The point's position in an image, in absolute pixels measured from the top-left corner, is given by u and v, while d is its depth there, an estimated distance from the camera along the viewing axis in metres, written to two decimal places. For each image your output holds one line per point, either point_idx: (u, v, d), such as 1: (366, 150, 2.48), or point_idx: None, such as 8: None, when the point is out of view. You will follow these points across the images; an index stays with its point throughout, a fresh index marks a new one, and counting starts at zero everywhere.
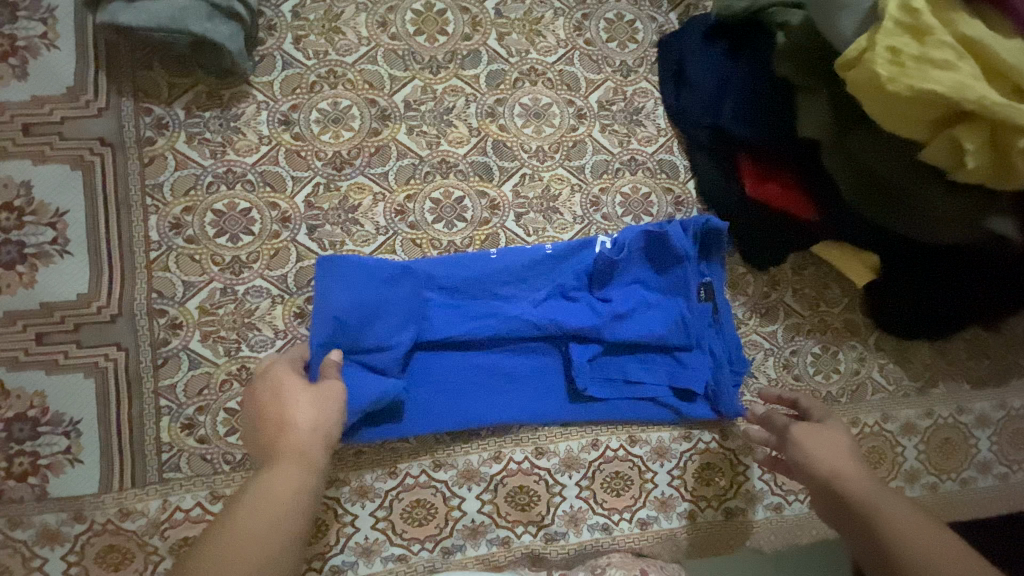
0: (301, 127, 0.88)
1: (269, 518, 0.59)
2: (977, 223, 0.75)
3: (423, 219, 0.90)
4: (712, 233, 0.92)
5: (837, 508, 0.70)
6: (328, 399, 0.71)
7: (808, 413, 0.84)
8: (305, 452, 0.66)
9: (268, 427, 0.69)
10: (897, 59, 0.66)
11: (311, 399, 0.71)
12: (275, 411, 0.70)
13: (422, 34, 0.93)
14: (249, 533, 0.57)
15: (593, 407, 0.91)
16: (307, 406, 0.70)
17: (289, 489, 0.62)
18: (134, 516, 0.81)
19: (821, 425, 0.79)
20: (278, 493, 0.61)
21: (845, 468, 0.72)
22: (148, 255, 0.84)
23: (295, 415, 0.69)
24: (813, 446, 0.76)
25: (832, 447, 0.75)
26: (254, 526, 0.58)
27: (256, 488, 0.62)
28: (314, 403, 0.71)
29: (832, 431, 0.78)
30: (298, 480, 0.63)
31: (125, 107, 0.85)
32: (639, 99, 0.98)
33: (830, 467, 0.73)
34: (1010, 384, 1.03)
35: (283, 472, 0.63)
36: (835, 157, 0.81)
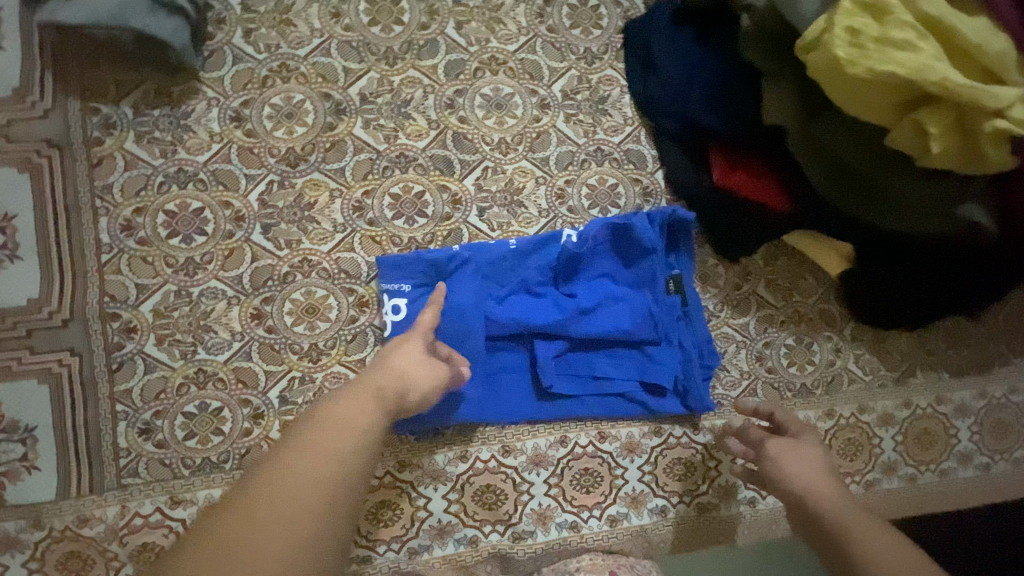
0: (254, 124, 0.85)
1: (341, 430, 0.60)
2: (945, 211, 0.73)
3: (382, 216, 0.87)
4: (679, 224, 0.91)
5: (809, 526, 0.71)
6: (426, 368, 0.72)
7: (783, 426, 0.84)
8: (386, 393, 0.67)
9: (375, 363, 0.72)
10: (855, 40, 0.63)
11: (413, 353, 0.73)
12: (387, 351, 0.73)
13: (377, 24, 0.90)
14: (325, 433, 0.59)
15: (566, 405, 0.90)
16: (410, 361, 0.72)
17: (357, 416, 0.62)
18: (93, 523, 0.80)
19: (798, 440, 0.80)
20: (351, 415, 0.62)
21: (820, 486, 0.73)
22: (99, 258, 0.82)
23: (393, 363, 0.71)
24: (790, 461, 0.77)
25: (807, 462, 0.77)
26: (330, 436, 0.59)
27: (341, 400, 0.65)
28: (416, 362, 0.72)
29: (807, 446, 0.79)
30: (370, 413, 0.63)
31: (71, 107, 0.83)
32: (605, 87, 0.95)
33: (804, 484, 0.74)
34: (992, 373, 1.01)
35: (361, 401, 0.64)
36: (798, 143, 0.77)
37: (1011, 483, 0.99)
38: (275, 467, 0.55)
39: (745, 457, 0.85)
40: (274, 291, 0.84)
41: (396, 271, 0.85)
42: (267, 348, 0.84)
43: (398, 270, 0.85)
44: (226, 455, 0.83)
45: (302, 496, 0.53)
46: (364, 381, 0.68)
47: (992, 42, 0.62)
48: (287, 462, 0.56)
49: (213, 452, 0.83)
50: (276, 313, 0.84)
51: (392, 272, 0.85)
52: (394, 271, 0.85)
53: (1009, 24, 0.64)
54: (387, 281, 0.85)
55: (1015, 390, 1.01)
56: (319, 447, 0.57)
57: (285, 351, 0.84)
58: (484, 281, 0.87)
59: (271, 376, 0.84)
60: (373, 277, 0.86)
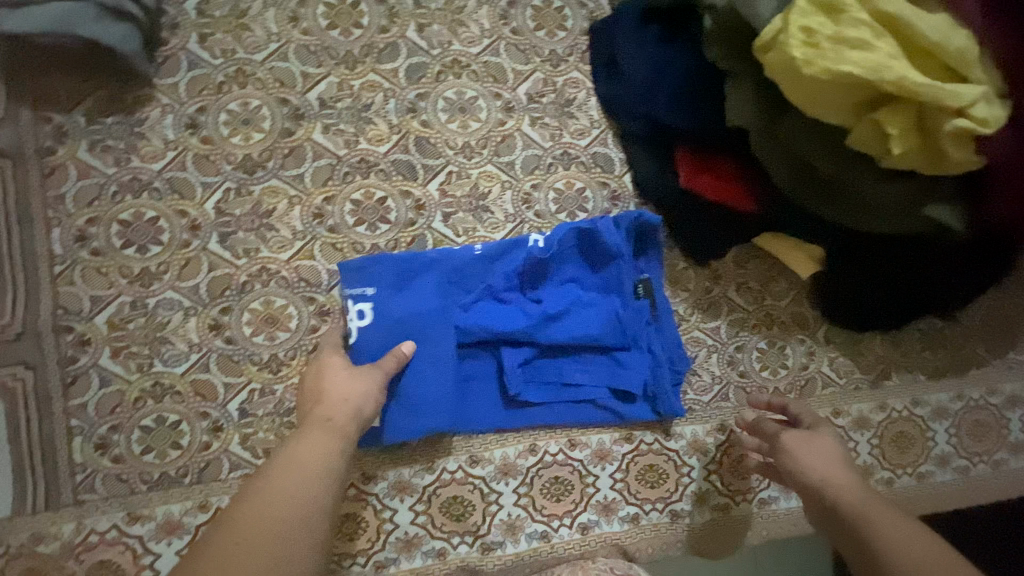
0: (210, 131, 0.84)
1: (302, 475, 0.63)
2: (913, 212, 0.72)
3: (344, 222, 0.86)
4: (647, 228, 0.90)
5: (830, 518, 0.70)
6: (365, 379, 0.75)
7: (798, 419, 0.83)
8: (338, 421, 0.70)
9: (311, 397, 0.74)
10: (810, 40, 0.62)
11: (348, 373, 0.76)
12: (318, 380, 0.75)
13: (336, 28, 0.88)
14: (284, 486, 0.62)
15: (537, 411, 0.88)
16: (345, 381, 0.75)
17: (316, 454, 0.66)
18: (48, 540, 0.77)
19: (813, 432, 0.79)
20: (310, 452, 0.66)
21: (836, 477, 0.72)
22: (52, 269, 0.80)
23: (331, 391, 0.73)
24: (805, 454, 0.76)
25: (824, 454, 0.75)
26: (291, 474, 0.63)
27: (290, 449, 0.67)
28: (351, 379, 0.75)
29: (822, 437, 0.78)
30: (327, 445, 0.67)
31: (23, 116, 0.81)
32: (571, 90, 0.94)
33: (826, 476, 0.73)
34: (969, 374, 1.00)
35: (316, 437, 0.68)
36: (763, 145, 0.76)
37: (991, 486, 0.97)
38: (230, 521, 0.58)
39: (760, 450, 0.85)
40: (232, 301, 0.83)
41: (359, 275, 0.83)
42: (226, 359, 0.82)
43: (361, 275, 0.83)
44: (185, 469, 0.81)
45: (277, 537, 0.57)
46: (314, 418, 0.70)
47: (954, 38, 0.61)
48: (250, 509, 0.59)
49: (171, 466, 0.80)
50: (235, 324, 0.83)
51: (356, 277, 0.83)
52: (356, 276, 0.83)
53: (968, 20, 0.63)
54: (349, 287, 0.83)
55: (993, 391, 1.00)
56: (283, 500, 0.61)
57: (244, 363, 0.83)
58: (454, 285, 0.85)
59: (231, 388, 0.82)
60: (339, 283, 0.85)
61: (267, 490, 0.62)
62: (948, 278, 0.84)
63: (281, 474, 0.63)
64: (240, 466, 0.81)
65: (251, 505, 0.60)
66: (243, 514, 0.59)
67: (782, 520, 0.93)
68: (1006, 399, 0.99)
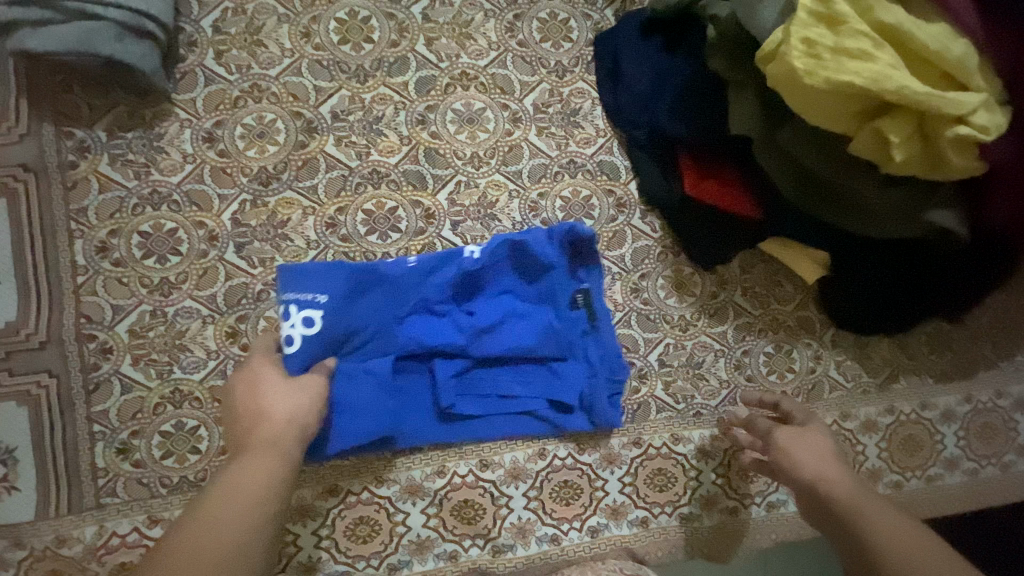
0: (226, 144, 0.87)
1: (241, 501, 0.61)
2: (918, 216, 0.72)
3: (356, 232, 0.88)
4: (582, 240, 0.91)
5: (823, 515, 0.71)
6: (302, 394, 0.73)
7: (790, 415, 0.84)
8: (281, 444, 0.67)
9: (244, 416, 0.70)
10: (812, 50, 0.64)
11: (287, 392, 0.73)
12: (251, 397, 0.72)
13: (347, 43, 0.91)
14: (219, 515, 0.59)
15: (471, 424, 0.88)
16: (282, 397, 0.72)
17: (258, 478, 0.63)
18: (72, 543, 0.79)
19: (806, 429, 0.79)
20: (248, 479, 0.63)
21: (831, 474, 0.73)
22: (75, 280, 0.83)
23: (269, 408, 0.71)
24: (799, 451, 0.76)
25: (817, 450, 0.76)
26: (225, 506, 0.60)
27: (229, 474, 0.63)
28: (289, 395, 0.73)
29: (815, 433, 0.79)
30: (268, 470, 0.64)
31: (46, 132, 0.84)
32: (577, 100, 0.96)
33: (819, 474, 0.73)
34: (977, 377, 1.00)
35: (255, 462, 0.64)
36: (766, 153, 0.77)
37: (1001, 489, 0.97)
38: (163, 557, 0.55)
39: (753, 447, 0.86)
40: (248, 309, 0.85)
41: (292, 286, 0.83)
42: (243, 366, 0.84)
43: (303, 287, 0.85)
44: (203, 473, 0.83)
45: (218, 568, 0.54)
46: (253, 441, 0.67)
47: (954, 47, 0.62)
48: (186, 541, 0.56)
49: (190, 470, 0.82)
50: (251, 331, 0.85)
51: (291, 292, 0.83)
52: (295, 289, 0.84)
53: (968, 29, 0.64)
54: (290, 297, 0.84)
55: (1002, 394, 1.00)
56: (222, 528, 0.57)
57: None
58: (389, 300, 0.85)
59: None
60: None
61: (203, 520, 0.58)
62: (957, 281, 0.84)
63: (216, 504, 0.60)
64: None
65: (185, 538, 0.56)
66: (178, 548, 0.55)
67: (790, 523, 0.94)
68: (1015, 402, 1.00)
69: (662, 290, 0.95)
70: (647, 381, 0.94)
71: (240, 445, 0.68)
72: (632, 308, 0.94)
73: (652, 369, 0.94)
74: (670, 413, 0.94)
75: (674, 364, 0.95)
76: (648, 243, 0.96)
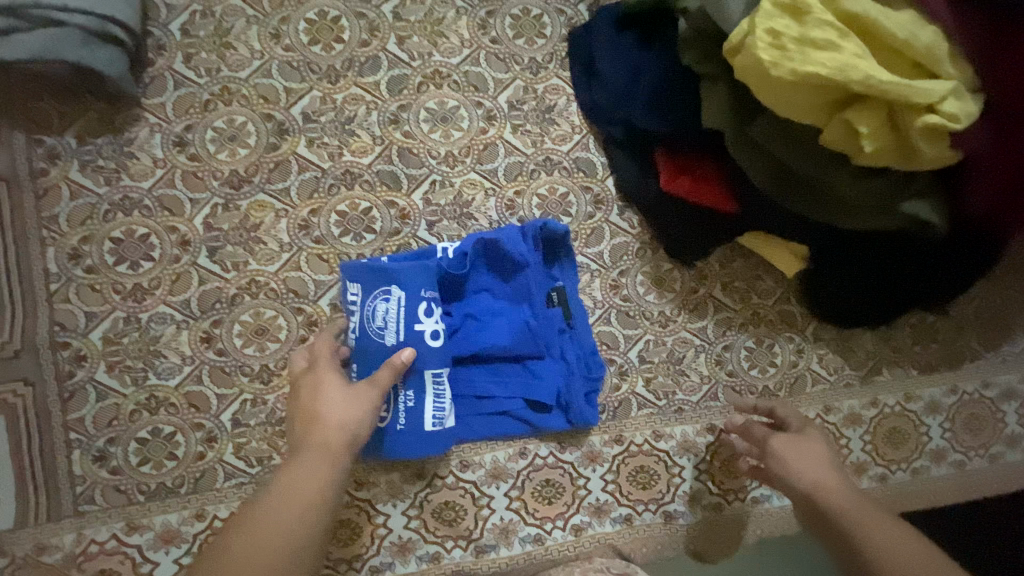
0: (197, 148, 0.86)
1: (292, 508, 0.64)
2: (892, 209, 0.72)
3: (329, 233, 0.87)
4: (553, 236, 0.91)
5: (820, 524, 0.70)
6: (357, 399, 0.73)
7: (786, 423, 0.82)
8: (334, 450, 0.69)
9: (305, 418, 0.73)
10: (778, 41, 0.63)
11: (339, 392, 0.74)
12: (311, 399, 0.74)
13: (317, 43, 0.90)
14: (273, 521, 0.63)
15: (441, 434, 0.82)
16: (338, 401, 0.73)
17: (309, 482, 0.66)
18: (51, 550, 0.78)
19: (802, 436, 0.78)
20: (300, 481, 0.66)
21: (828, 482, 0.72)
22: (48, 288, 0.82)
23: (327, 411, 0.72)
24: (794, 458, 0.75)
25: (813, 457, 0.75)
26: (281, 508, 0.64)
27: (284, 477, 0.67)
28: (345, 400, 0.73)
29: (812, 442, 0.77)
30: (319, 475, 0.66)
31: (17, 140, 0.83)
32: (551, 96, 0.95)
33: (820, 487, 0.72)
34: (963, 367, 0.99)
35: (307, 469, 0.67)
36: (740, 147, 0.76)
37: (989, 480, 0.96)
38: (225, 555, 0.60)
39: (749, 454, 0.83)
40: (222, 314, 0.85)
41: (391, 274, 0.80)
42: (218, 371, 0.84)
43: (361, 279, 0.81)
44: (181, 479, 0.82)
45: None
46: (310, 443, 0.70)
47: (921, 35, 0.61)
48: (244, 543, 0.61)
49: (167, 477, 0.82)
50: (225, 336, 0.84)
51: (354, 281, 0.81)
52: (371, 278, 0.80)
53: (938, 16, 0.63)
54: (383, 286, 0.80)
55: (988, 384, 0.99)
56: (270, 533, 0.62)
57: (236, 374, 0.84)
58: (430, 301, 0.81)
59: (223, 399, 0.84)
60: (307, 296, 0.86)
61: (260, 524, 0.62)
62: (933, 272, 0.83)
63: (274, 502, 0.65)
64: (235, 475, 0.83)
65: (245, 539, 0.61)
66: (238, 548, 0.60)
67: (775, 519, 0.93)
68: (1001, 392, 0.99)
69: (641, 287, 0.95)
70: (627, 378, 0.93)
71: (298, 445, 0.71)
72: (610, 306, 0.94)
73: (632, 366, 0.94)
74: (652, 410, 0.94)
75: (655, 361, 0.94)
76: (626, 239, 0.95)
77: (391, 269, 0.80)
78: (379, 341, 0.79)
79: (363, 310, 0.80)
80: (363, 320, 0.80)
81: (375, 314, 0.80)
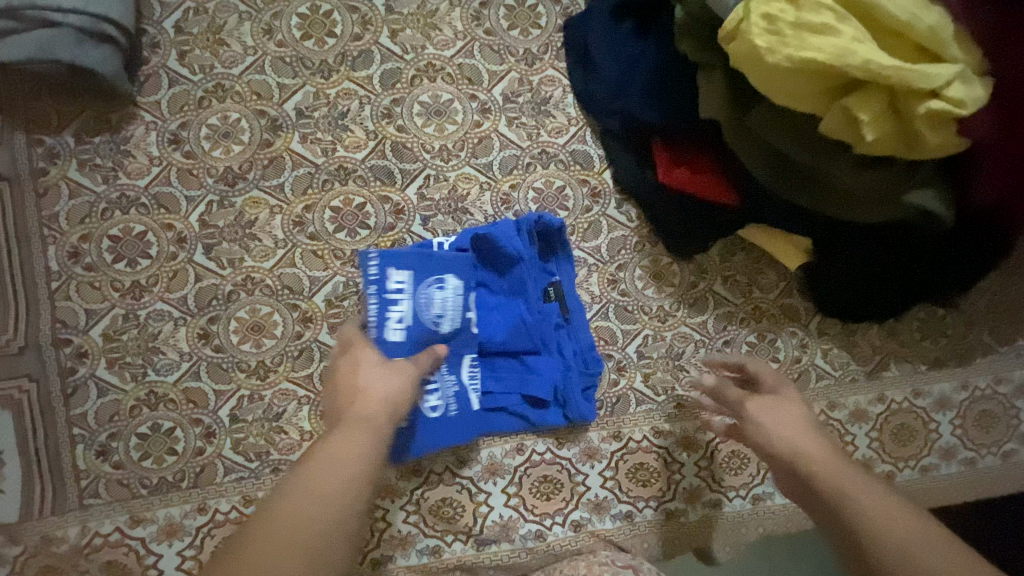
0: (192, 145, 0.87)
1: (335, 477, 0.55)
2: (896, 201, 0.69)
3: (324, 229, 0.87)
4: (549, 229, 0.89)
5: (800, 491, 0.64)
6: (397, 374, 0.69)
7: (759, 379, 0.78)
8: (377, 423, 0.62)
9: (342, 393, 0.66)
10: (772, 27, 0.61)
11: (377, 370, 0.69)
12: (348, 376, 0.68)
13: (310, 38, 0.90)
14: (313, 491, 0.53)
15: (472, 423, 0.85)
16: (379, 375, 0.68)
17: (351, 452, 0.57)
18: (57, 542, 0.80)
19: (778, 398, 0.74)
20: (342, 455, 0.56)
21: (807, 445, 0.66)
22: (49, 286, 0.84)
23: (368, 386, 0.66)
24: (770, 421, 0.71)
25: (789, 419, 0.70)
26: (317, 478, 0.54)
27: (321, 450, 0.58)
28: (386, 376, 0.68)
29: (789, 403, 0.73)
30: (364, 445, 0.58)
31: (18, 140, 0.85)
32: (547, 88, 0.94)
33: (800, 447, 0.66)
34: (975, 363, 0.96)
35: (349, 438, 0.59)
36: (736, 140, 0.74)
37: (1002, 479, 0.93)
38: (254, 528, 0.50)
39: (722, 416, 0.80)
40: (219, 311, 0.85)
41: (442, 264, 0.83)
42: (215, 367, 0.85)
43: (408, 267, 0.82)
44: (182, 474, 0.83)
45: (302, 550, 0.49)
46: (349, 416, 0.62)
47: (924, 16, 0.59)
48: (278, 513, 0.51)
49: (168, 471, 0.83)
50: (222, 332, 0.85)
51: (399, 266, 0.82)
52: (421, 268, 0.82)
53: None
54: (434, 275, 0.83)
55: (1001, 380, 0.96)
56: (310, 502, 0.52)
57: (233, 370, 0.85)
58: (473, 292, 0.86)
59: (221, 395, 0.85)
60: (303, 292, 0.86)
61: (296, 494, 0.53)
62: (941, 264, 0.80)
63: (311, 476, 0.55)
64: (234, 470, 0.84)
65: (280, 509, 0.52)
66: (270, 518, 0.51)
67: (778, 516, 0.91)
68: (1015, 388, 0.95)
69: (639, 281, 0.93)
70: (626, 374, 0.92)
71: (336, 421, 0.63)
72: (608, 300, 0.93)
73: (630, 361, 0.92)
74: (650, 406, 0.92)
75: (653, 356, 0.93)
76: (624, 233, 0.94)
77: (439, 259, 0.83)
78: (434, 329, 0.82)
79: (415, 297, 0.82)
80: (414, 307, 0.81)
81: (426, 303, 0.82)
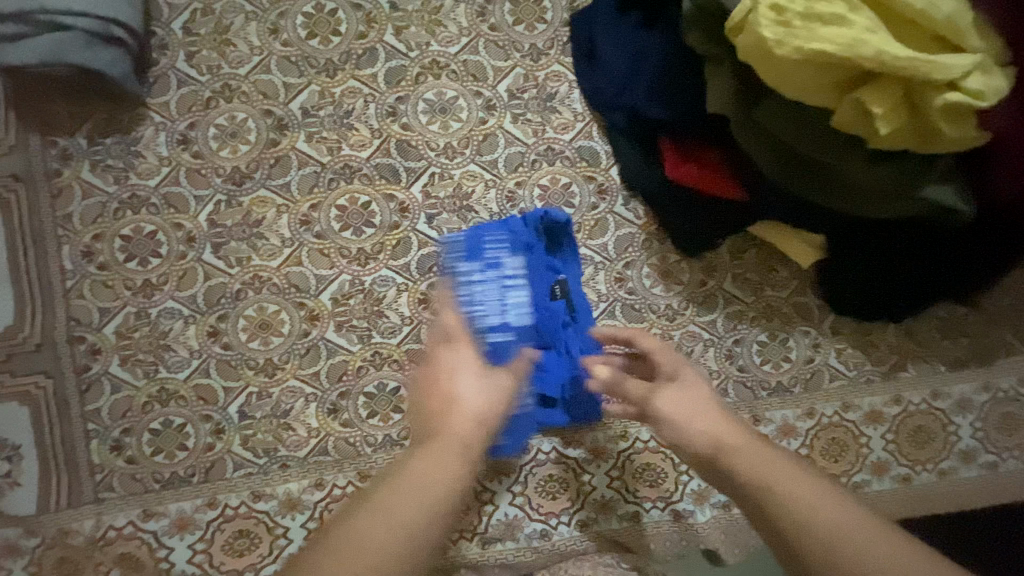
0: (199, 145, 0.88)
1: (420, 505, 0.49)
2: (913, 195, 0.66)
3: (330, 228, 0.88)
4: (555, 225, 0.88)
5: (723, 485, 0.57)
6: (500, 388, 0.59)
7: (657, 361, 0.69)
8: (472, 446, 0.54)
9: (434, 396, 0.58)
10: (781, 17, 0.59)
11: (477, 379, 0.59)
12: (441, 375, 0.60)
13: (315, 37, 0.90)
14: (397, 519, 0.48)
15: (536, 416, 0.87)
16: (478, 385, 0.59)
17: (438, 477, 0.51)
18: (73, 534, 0.82)
19: (681, 384, 0.65)
20: (428, 477, 0.51)
21: (724, 435, 0.59)
22: (63, 284, 0.85)
23: (463, 396, 0.58)
24: (679, 414, 0.62)
25: (699, 406, 0.62)
26: (401, 503, 0.49)
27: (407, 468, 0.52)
28: (484, 388, 0.59)
29: (695, 386, 0.65)
30: (454, 473, 0.52)
31: (33, 142, 0.86)
32: (552, 84, 0.92)
33: (710, 438, 0.59)
34: (997, 364, 0.92)
35: (440, 462, 0.52)
36: (746, 133, 0.72)
37: None
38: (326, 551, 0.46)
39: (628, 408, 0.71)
40: (227, 308, 0.86)
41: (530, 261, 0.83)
42: (224, 364, 0.86)
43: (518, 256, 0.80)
44: (192, 469, 0.84)
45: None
46: (440, 432, 0.55)
47: (941, 4, 0.57)
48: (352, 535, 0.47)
49: (179, 466, 0.84)
50: (231, 330, 0.86)
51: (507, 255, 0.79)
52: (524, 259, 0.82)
53: None
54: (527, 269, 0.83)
55: None
56: (391, 531, 0.47)
57: (241, 367, 0.86)
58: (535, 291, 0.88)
59: (230, 392, 0.86)
60: (309, 291, 0.87)
61: (377, 519, 0.48)
62: (959, 261, 0.78)
63: (388, 498, 0.49)
64: (243, 465, 0.85)
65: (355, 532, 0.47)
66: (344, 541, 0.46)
67: None
68: None
69: (647, 279, 0.92)
70: None
71: (424, 431, 0.56)
72: (615, 298, 0.91)
73: None
74: None
75: None
76: (631, 230, 0.92)
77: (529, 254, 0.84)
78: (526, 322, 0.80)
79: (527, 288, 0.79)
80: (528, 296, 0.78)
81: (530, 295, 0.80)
